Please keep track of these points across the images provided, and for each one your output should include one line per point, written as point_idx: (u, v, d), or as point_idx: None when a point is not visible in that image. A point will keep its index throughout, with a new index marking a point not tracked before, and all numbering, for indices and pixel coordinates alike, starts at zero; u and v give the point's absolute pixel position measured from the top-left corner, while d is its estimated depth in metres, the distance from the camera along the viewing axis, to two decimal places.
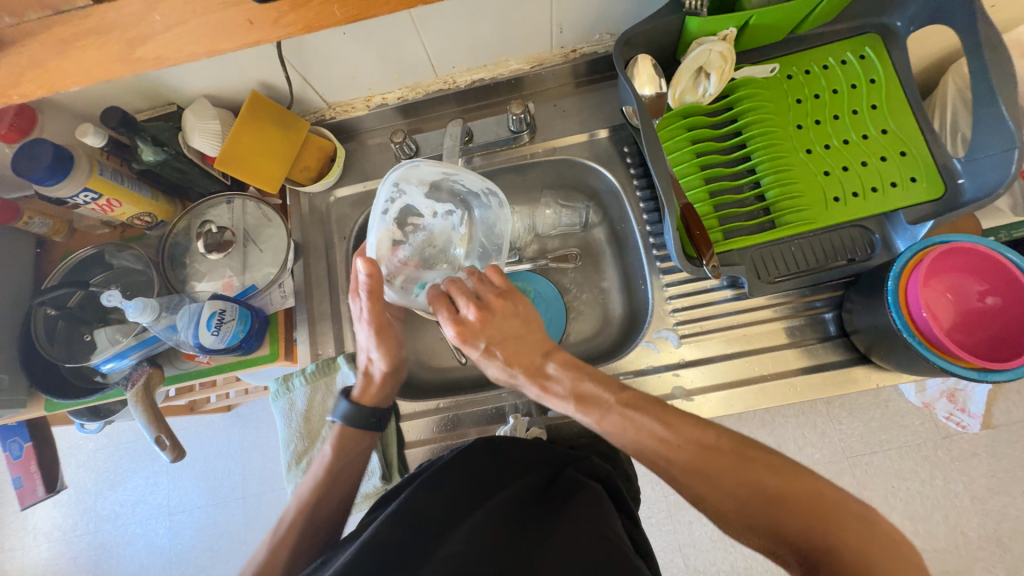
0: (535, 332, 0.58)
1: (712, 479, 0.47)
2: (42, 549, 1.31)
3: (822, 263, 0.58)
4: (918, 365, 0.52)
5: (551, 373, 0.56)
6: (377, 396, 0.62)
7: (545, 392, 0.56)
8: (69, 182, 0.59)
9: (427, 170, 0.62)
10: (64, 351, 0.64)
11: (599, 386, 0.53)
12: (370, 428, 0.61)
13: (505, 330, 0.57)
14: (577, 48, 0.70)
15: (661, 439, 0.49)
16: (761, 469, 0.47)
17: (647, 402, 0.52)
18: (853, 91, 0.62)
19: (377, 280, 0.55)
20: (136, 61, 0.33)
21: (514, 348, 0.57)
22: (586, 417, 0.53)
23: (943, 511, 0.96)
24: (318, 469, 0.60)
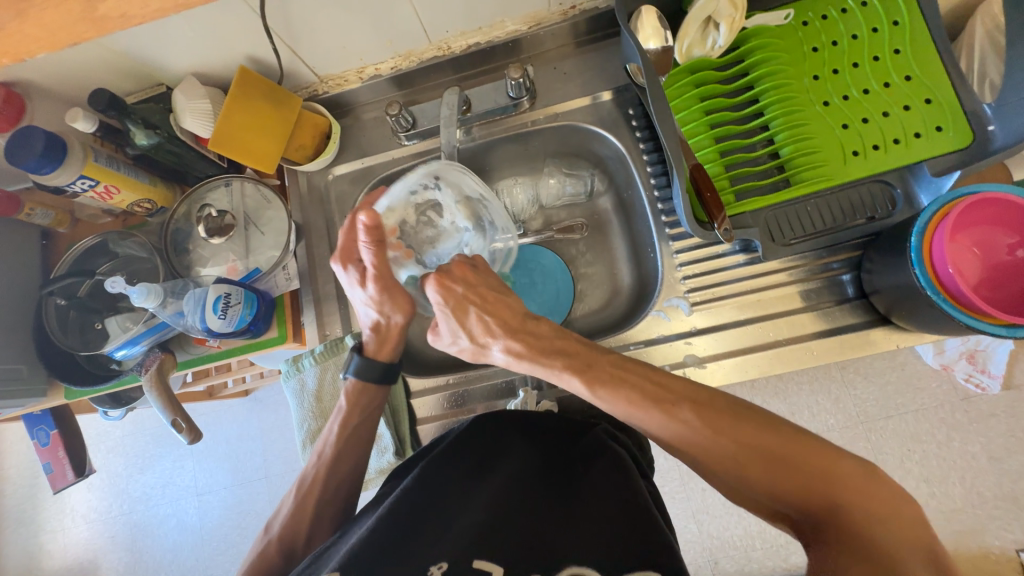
0: (512, 293, 0.54)
1: (713, 439, 0.44)
2: (81, 530, 1.37)
3: (840, 223, 0.55)
4: (941, 324, 0.50)
5: (537, 332, 0.51)
6: (390, 351, 0.60)
7: (531, 353, 0.50)
8: (64, 169, 0.59)
9: (472, 183, 0.62)
10: (78, 341, 0.65)
11: (587, 345, 0.50)
12: (382, 383, 0.59)
13: (481, 282, 0.53)
14: (576, 4, 0.65)
15: (658, 399, 0.45)
16: (769, 433, 0.43)
17: (632, 364, 0.48)
18: (876, 36, 0.58)
19: (380, 233, 0.53)
20: (100, 22, 0.31)
21: (495, 301, 0.52)
22: (577, 381, 0.48)
23: (959, 472, 0.96)
24: (334, 425, 0.59)
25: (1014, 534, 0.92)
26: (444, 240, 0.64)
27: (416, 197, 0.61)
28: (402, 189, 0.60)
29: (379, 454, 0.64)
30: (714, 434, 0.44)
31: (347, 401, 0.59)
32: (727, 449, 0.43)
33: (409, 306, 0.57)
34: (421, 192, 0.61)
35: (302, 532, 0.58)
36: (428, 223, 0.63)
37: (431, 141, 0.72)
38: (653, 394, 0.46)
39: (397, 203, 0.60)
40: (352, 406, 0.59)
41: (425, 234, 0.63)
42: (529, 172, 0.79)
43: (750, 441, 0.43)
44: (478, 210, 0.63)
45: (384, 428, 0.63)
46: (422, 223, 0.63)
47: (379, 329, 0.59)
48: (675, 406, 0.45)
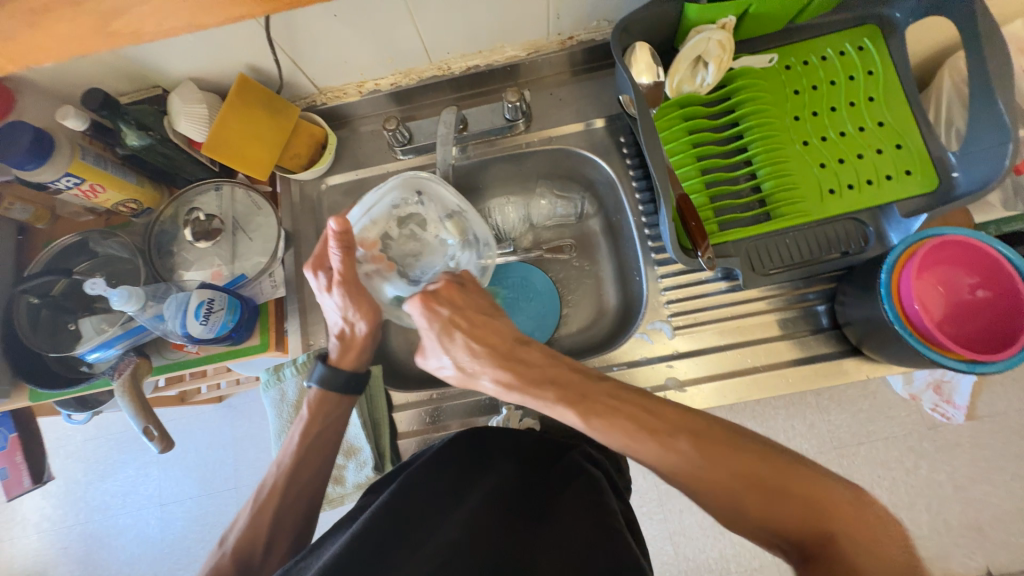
0: (499, 318, 0.58)
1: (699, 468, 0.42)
2: (31, 540, 1.30)
3: (816, 256, 0.58)
4: (908, 357, 0.53)
5: (525, 358, 0.52)
6: (354, 360, 0.60)
7: (518, 381, 0.50)
8: (50, 166, 0.58)
9: (452, 198, 0.63)
10: (47, 341, 0.62)
11: (578, 375, 0.50)
12: (345, 393, 0.59)
13: (468, 305, 0.58)
14: (574, 35, 0.68)
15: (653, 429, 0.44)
16: (756, 458, 0.42)
17: (641, 396, 0.48)
18: (852, 83, 0.62)
19: (349, 240, 0.53)
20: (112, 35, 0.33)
21: (480, 324, 0.56)
22: (569, 411, 0.47)
23: (926, 500, 0.99)
24: (296, 432, 0.59)
25: (975, 562, 0.95)
26: (430, 257, 0.65)
27: (398, 211, 0.63)
28: (381, 203, 0.62)
29: (357, 469, 0.63)
30: (707, 462, 0.42)
31: (308, 410, 0.59)
32: (718, 477, 0.41)
33: (375, 314, 0.58)
34: (403, 206, 0.63)
35: (261, 549, 0.55)
36: (410, 236, 0.64)
37: (426, 156, 0.73)
38: (648, 423, 0.45)
39: (378, 215, 0.62)
40: (314, 414, 0.59)
41: (407, 247, 0.64)
42: (521, 191, 0.81)
43: (740, 469, 0.41)
44: (465, 225, 0.64)
45: (364, 442, 0.62)
46: (404, 236, 0.64)
47: (344, 336, 0.59)
48: (668, 435, 0.44)
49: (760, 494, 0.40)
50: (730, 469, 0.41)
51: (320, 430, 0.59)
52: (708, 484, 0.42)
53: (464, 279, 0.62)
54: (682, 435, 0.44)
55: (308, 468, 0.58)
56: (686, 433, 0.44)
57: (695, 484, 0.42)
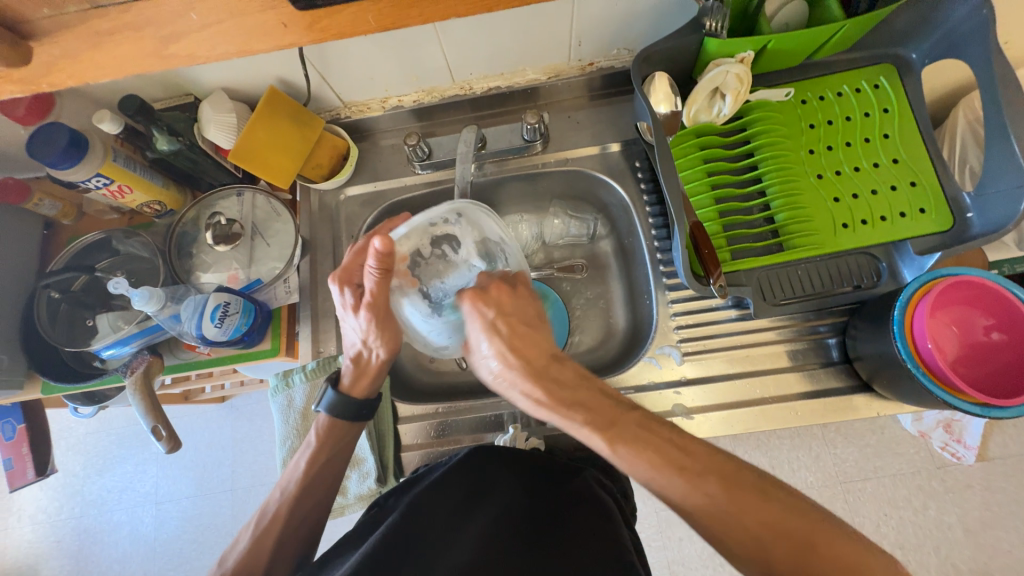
0: (543, 329, 0.55)
1: (728, 514, 0.41)
2: (26, 531, 1.30)
3: (827, 288, 0.58)
4: (918, 396, 0.52)
5: (561, 377, 0.51)
6: (366, 387, 0.59)
7: (550, 398, 0.49)
8: (82, 166, 0.59)
9: (491, 224, 0.61)
10: (65, 335, 0.63)
11: (609, 398, 0.50)
12: (353, 420, 0.59)
13: (514, 310, 0.54)
14: (594, 62, 0.70)
15: (680, 466, 0.43)
16: (793, 514, 0.41)
17: (658, 425, 0.47)
18: (867, 120, 0.63)
19: (389, 262, 0.52)
20: (168, 57, 0.34)
21: (523, 334, 0.53)
22: (598, 437, 0.46)
23: (935, 542, 0.96)
24: (301, 460, 0.58)
25: None
26: (456, 276, 0.61)
27: (437, 230, 0.59)
28: (423, 219, 0.57)
29: (360, 480, 0.63)
30: (737, 511, 0.41)
31: (316, 437, 0.58)
32: (746, 525, 0.41)
33: (395, 343, 0.58)
34: (443, 225, 0.59)
35: (263, 571, 0.53)
36: (440, 257, 0.60)
37: (444, 172, 0.74)
38: (675, 459, 0.44)
39: (413, 231, 0.58)
40: (322, 442, 0.58)
41: (435, 267, 0.60)
42: (535, 210, 0.82)
43: (775, 523, 0.40)
44: (491, 250, 0.61)
45: (368, 452, 0.62)
46: (434, 257, 0.60)
47: (359, 361, 0.59)
48: (696, 475, 0.43)
49: (798, 553, 0.39)
50: (769, 522, 0.41)
51: (329, 459, 0.58)
52: (740, 535, 0.41)
53: (515, 279, 0.57)
54: (711, 477, 0.43)
55: (325, 480, 0.58)
56: (717, 477, 0.43)
57: (725, 532, 0.41)
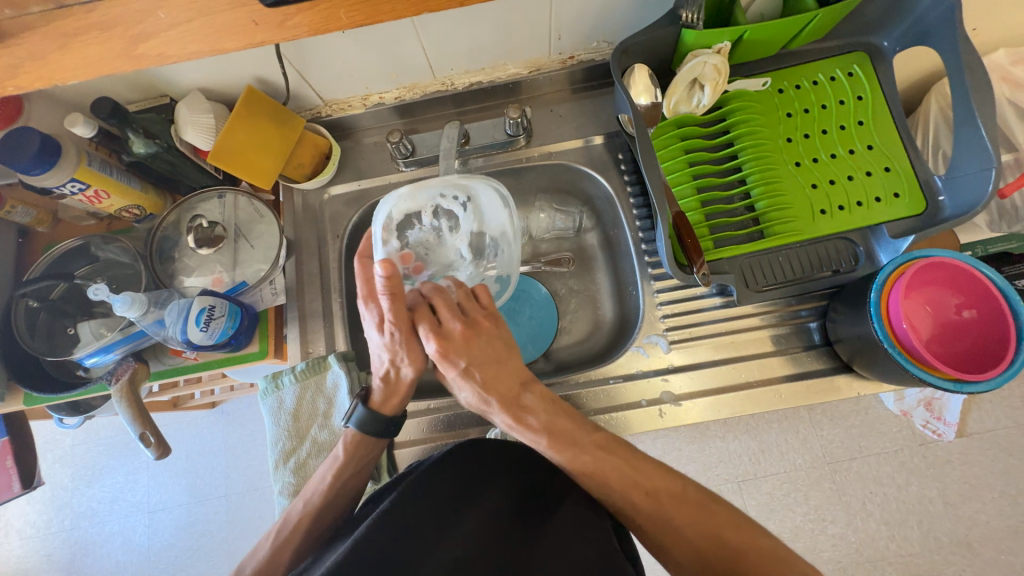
0: (511, 358, 0.57)
1: (673, 528, 0.48)
2: (14, 547, 1.27)
3: (807, 274, 0.60)
4: (896, 375, 0.54)
5: (528, 404, 0.55)
6: (395, 406, 0.59)
7: (518, 424, 0.54)
8: (56, 171, 0.58)
9: (494, 221, 0.66)
10: (45, 345, 0.62)
11: (572, 423, 0.53)
12: (381, 436, 0.59)
13: (480, 350, 0.56)
14: (575, 55, 0.70)
15: (632, 483, 0.50)
16: (726, 523, 0.48)
17: (620, 446, 0.52)
18: (842, 107, 0.64)
19: (396, 280, 0.54)
20: (138, 57, 0.34)
21: (492, 371, 0.56)
22: (557, 456, 0.52)
23: (917, 516, 0.99)
24: (327, 472, 0.58)
25: None
26: (442, 254, 0.68)
27: (437, 207, 0.66)
28: (428, 191, 0.65)
29: None
30: (677, 521, 0.48)
31: (343, 451, 0.58)
32: (687, 535, 0.48)
33: (421, 360, 0.58)
34: (444, 203, 0.66)
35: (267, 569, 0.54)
36: (431, 231, 0.67)
37: (428, 169, 0.74)
38: (629, 480, 0.50)
39: (421, 199, 0.65)
40: (348, 456, 0.58)
41: (427, 239, 0.67)
42: (520, 205, 0.82)
43: (707, 532, 0.48)
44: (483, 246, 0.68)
45: None
46: (431, 229, 0.67)
47: (389, 379, 0.59)
48: (649, 496, 0.50)
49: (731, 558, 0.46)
50: (700, 530, 0.48)
51: (357, 470, 0.58)
52: (674, 539, 0.48)
53: (473, 318, 0.58)
54: (660, 494, 0.50)
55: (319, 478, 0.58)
56: (664, 493, 0.50)
57: (664, 534, 0.49)
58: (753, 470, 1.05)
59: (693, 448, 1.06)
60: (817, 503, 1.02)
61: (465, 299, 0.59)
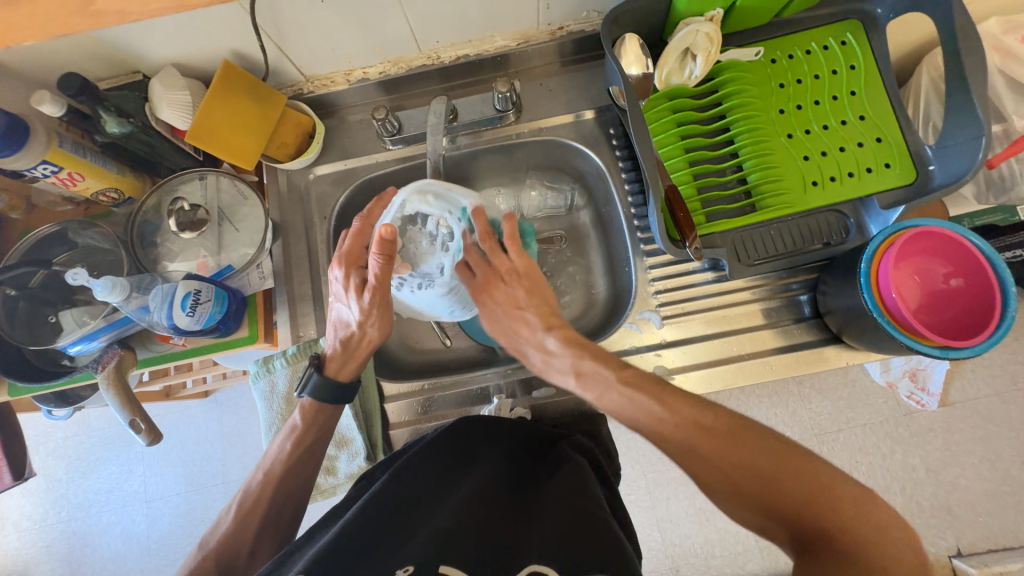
0: (533, 302, 0.59)
1: (704, 458, 0.45)
2: (12, 539, 1.27)
3: (798, 247, 0.60)
4: (883, 344, 0.55)
5: (553, 347, 0.56)
6: (352, 371, 0.59)
7: (548, 364, 0.56)
8: (25, 153, 0.56)
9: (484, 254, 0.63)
10: (27, 335, 0.60)
11: (598, 362, 0.52)
12: (337, 402, 0.59)
13: (505, 296, 0.60)
14: (564, 26, 0.68)
15: (658, 419, 0.47)
16: (760, 450, 0.45)
17: (647, 380, 0.50)
18: (835, 77, 0.63)
19: (393, 247, 0.53)
20: None
21: (516, 314, 0.59)
22: (585, 393, 0.53)
23: (901, 482, 1.03)
24: (286, 442, 0.58)
25: (947, 541, 1.00)
26: (422, 258, 0.61)
27: (443, 219, 0.60)
28: (448, 200, 0.59)
29: (350, 459, 0.63)
30: (711, 452, 0.45)
31: (301, 420, 0.58)
32: (718, 463, 0.45)
33: (388, 326, 0.59)
34: (449, 220, 0.60)
35: (246, 550, 0.55)
36: (421, 236, 0.61)
37: (416, 147, 0.73)
38: (656, 417, 0.48)
39: (435, 204, 0.59)
40: (307, 425, 0.58)
41: (417, 237, 0.61)
42: (511, 183, 0.81)
43: (745, 462, 0.44)
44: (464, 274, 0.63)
45: (356, 432, 0.63)
46: (424, 233, 0.61)
47: (349, 343, 0.59)
48: (679, 427, 0.47)
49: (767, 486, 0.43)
50: (736, 460, 0.44)
51: (315, 438, 0.59)
52: (708, 469, 0.45)
53: (500, 266, 0.60)
54: (689, 426, 0.46)
55: (315, 462, 0.59)
56: (693, 425, 0.46)
57: (698, 466, 0.46)
58: None
59: None
60: None
61: (489, 263, 0.61)
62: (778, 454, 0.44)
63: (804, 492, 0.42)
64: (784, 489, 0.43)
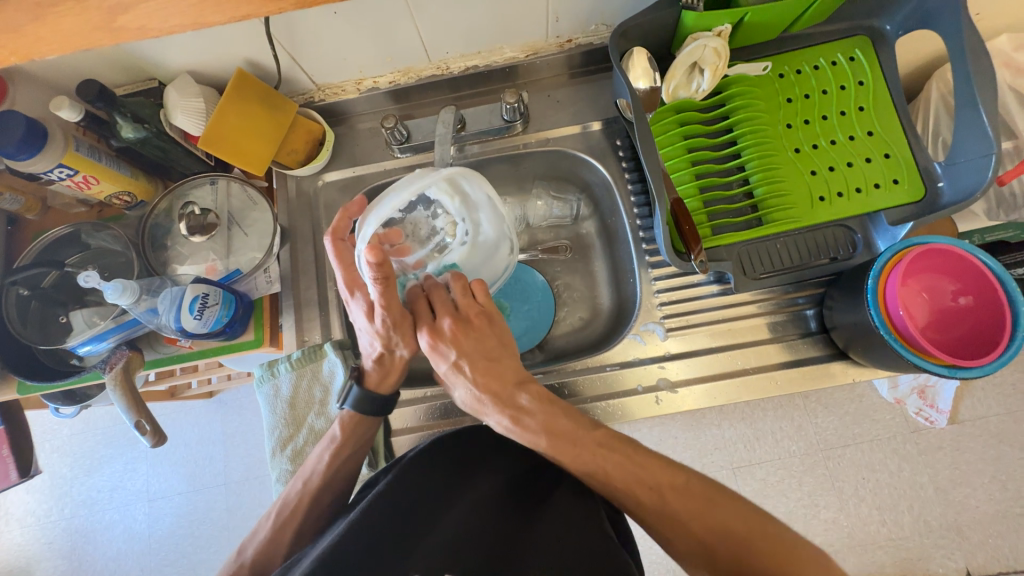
0: (506, 356, 0.56)
1: (672, 519, 0.46)
2: (15, 535, 1.28)
3: (805, 261, 0.59)
4: (891, 361, 0.54)
5: (525, 405, 0.52)
6: (393, 381, 0.60)
7: (517, 425, 0.52)
8: (43, 157, 0.57)
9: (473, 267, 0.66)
10: (38, 334, 0.61)
11: (573, 422, 0.51)
12: (379, 414, 0.59)
13: (473, 348, 0.55)
14: (572, 38, 0.69)
15: (634, 479, 0.47)
16: (731, 514, 0.45)
17: (621, 443, 0.50)
18: (843, 93, 0.63)
19: (384, 267, 0.50)
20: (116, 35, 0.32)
21: (485, 369, 0.54)
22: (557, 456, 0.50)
23: (908, 501, 1.01)
24: (324, 454, 0.58)
25: (956, 562, 0.98)
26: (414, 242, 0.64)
27: (453, 220, 0.63)
28: (471, 201, 0.62)
29: None
30: (683, 514, 0.46)
31: (341, 431, 0.58)
32: (689, 525, 0.45)
33: (415, 343, 0.57)
34: (457, 224, 0.63)
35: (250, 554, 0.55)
36: (426, 221, 0.64)
37: (424, 155, 0.73)
38: (631, 476, 0.48)
39: (456, 202, 0.62)
40: (347, 436, 0.58)
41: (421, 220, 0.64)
42: (518, 192, 0.81)
43: (720, 527, 0.45)
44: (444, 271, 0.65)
45: None
46: (428, 219, 0.64)
47: (383, 361, 0.58)
48: (652, 489, 0.47)
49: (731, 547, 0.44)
50: (705, 522, 0.45)
51: (353, 452, 0.58)
52: (679, 531, 0.46)
53: (469, 314, 0.57)
54: (665, 490, 0.47)
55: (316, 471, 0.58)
56: (667, 488, 0.47)
57: (668, 527, 0.46)
58: (747, 457, 1.06)
59: (688, 435, 1.07)
60: (810, 489, 1.04)
61: (461, 304, 0.57)
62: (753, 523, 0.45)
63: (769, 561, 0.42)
64: (750, 556, 0.43)
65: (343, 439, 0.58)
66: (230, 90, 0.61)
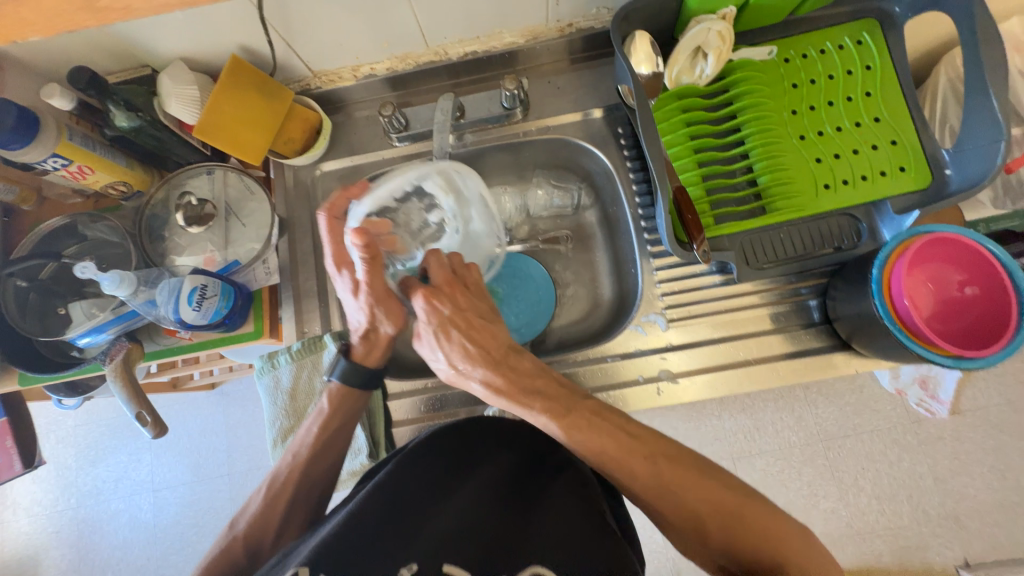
0: (497, 322, 0.57)
1: (668, 491, 0.46)
2: (23, 524, 1.30)
3: (809, 251, 0.58)
4: (894, 351, 0.54)
5: (518, 367, 0.53)
6: (378, 358, 0.60)
7: (512, 386, 0.52)
8: (36, 146, 0.56)
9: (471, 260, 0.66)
10: (37, 326, 0.61)
11: (565, 389, 0.52)
12: (367, 389, 0.60)
13: (469, 307, 0.56)
14: (573, 22, 0.67)
15: (628, 449, 0.48)
16: (722, 487, 0.46)
17: (611, 413, 0.51)
18: (851, 78, 0.62)
19: (368, 250, 0.54)
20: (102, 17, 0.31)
21: (480, 328, 0.55)
22: (552, 422, 0.50)
23: (907, 490, 1.01)
24: (314, 426, 0.59)
25: (953, 551, 0.98)
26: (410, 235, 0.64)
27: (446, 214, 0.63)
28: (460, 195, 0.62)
29: (352, 456, 0.63)
30: (680, 487, 0.46)
31: (328, 404, 0.59)
32: (686, 499, 0.46)
33: (401, 318, 0.59)
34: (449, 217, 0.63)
35: (252, 539, 0.56)
36: (419, 213, 0.64)
37: (422, 144, 0.72)
38: (627, 447, 0.48)
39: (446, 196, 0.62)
40: (335, 409, 0.59)
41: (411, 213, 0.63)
42: (518, 181, 0.80)
43: (711, 499, 0.46)
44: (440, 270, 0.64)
45: (359, 429, 0.63)
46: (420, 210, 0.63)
47: (369, 335, 0.59)
48: (648, 460, 0.47)
49: (726, 522, 0.45)
50: (701, 496, 0.46)
51: (341, 425, 0.59)
52: (675, 506, 0.46)
53: (465, 280, 0.58)
54: (662, 459, 0.47)
55: (317, 460, 0.59)
56: (662, 457, 0.48)
57: (660, 502, 0.47)
58: (747, 448, 1.06)
59: (688, 426, 1.07)
60: (810, 479, 1.04)
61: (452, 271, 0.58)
62: (745, 500, 0.46)
63: (761, 536, 0.43)
64: (746, 530, 0.44)
65: (338, 423, 0.59)
66: (225, 76, 0.60)
